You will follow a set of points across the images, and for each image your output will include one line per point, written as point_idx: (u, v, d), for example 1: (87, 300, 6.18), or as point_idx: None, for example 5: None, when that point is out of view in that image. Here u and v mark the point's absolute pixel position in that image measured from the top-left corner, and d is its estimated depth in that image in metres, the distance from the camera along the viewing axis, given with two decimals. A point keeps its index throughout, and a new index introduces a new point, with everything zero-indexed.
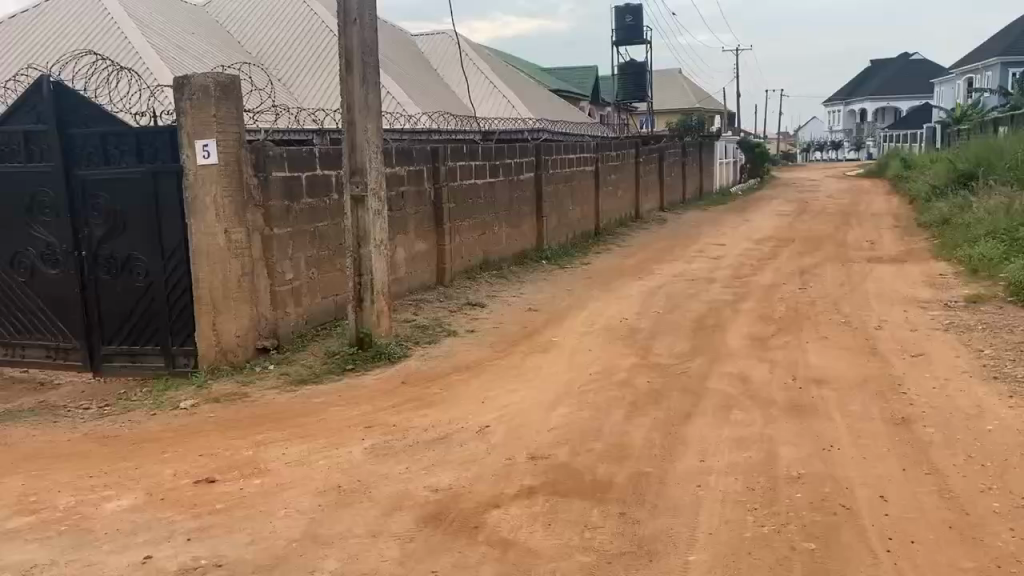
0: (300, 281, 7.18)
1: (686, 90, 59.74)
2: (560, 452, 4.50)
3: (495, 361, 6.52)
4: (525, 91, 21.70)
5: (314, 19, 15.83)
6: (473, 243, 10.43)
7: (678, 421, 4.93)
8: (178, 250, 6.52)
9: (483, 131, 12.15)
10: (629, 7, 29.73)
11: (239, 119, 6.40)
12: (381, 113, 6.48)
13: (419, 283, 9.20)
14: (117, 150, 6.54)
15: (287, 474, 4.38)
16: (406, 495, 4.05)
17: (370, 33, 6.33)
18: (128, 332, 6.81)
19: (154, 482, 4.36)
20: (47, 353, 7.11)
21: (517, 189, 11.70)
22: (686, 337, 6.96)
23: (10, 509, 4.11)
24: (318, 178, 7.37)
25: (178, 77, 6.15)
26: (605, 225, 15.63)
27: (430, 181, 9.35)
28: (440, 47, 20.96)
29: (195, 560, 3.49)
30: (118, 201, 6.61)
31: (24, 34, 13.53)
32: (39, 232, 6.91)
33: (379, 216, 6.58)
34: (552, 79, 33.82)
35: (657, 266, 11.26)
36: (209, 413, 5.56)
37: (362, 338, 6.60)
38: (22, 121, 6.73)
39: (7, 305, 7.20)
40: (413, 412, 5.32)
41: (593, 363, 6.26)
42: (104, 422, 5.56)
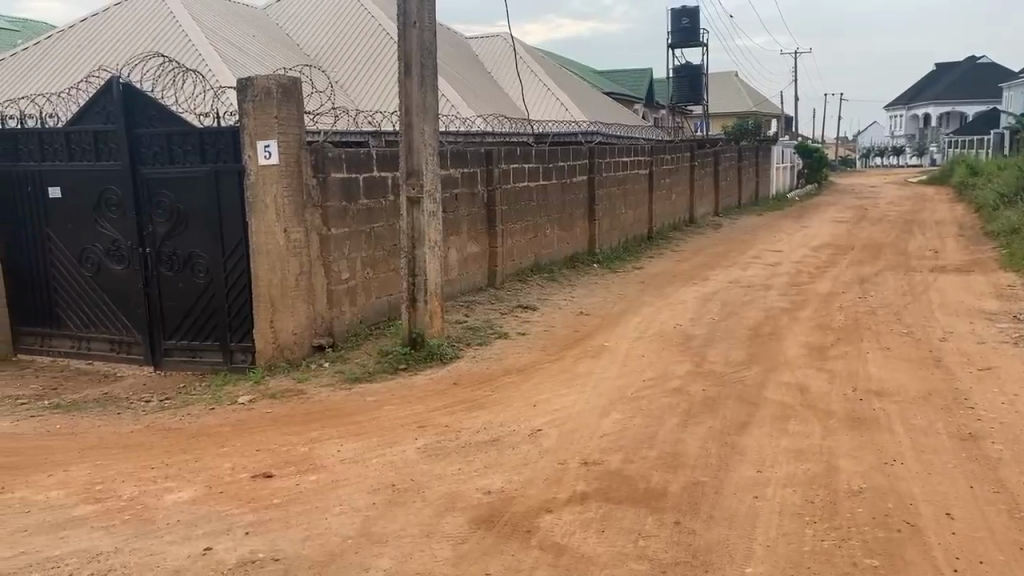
0: (356, 280, 7.27)
1: (742, 93, 58.90)
2: (613, 458, 4.47)
3: (546, 365, 6.51)
4: (578, 93, 21.65)
5: (371, 22, 16.06)
6: (525, 245, 10.44)
7: (734, 430, 4.86)
8: (238, 248, 6.66)
9: (536, 134, 12.16)
10: (686, 9, 29.46)
11: (299, 121, 6.50)
12: (439, 115, 6.53)
13: (471, 285, 9.25)
14: (181, 150, 6.69)
15: (342, 472, 4.44)
16: (459, 496, 4.07)
17: (429, 36, 6.39)
18: (188, 327, 6.99)
19: (213, 475, 4.46)
20: (112, 346, 7.36)
21: (570, 192, 11.67)
22: (742, 345, 6.85)
23: (77, 496, 4.25)
24: (375, 179, 7.46)
25: (242, 79, 6.28)
26: (658, 229, 15.49)
27: (484, 183, 9.39)
28: (494, 50, 21.05)
29: (253, 554, 3.55)
30: (181, 200, 6.78)
31: (94, 36, 14.00)
32: (106, 229, 7.15)
33: (434, 217, 6.62)
34: (606, 81, 33.67)
35: (711, 272, 11.11)
36: (265, 409, 5.66)
37: (415, 338, 6.64)
38: (92, 121, 6.96)
39: (74, 299, 7.46)
40: (465, 414, 5.34)
41: (646, 369, 6.20)
42: (165, 415, 5.71)
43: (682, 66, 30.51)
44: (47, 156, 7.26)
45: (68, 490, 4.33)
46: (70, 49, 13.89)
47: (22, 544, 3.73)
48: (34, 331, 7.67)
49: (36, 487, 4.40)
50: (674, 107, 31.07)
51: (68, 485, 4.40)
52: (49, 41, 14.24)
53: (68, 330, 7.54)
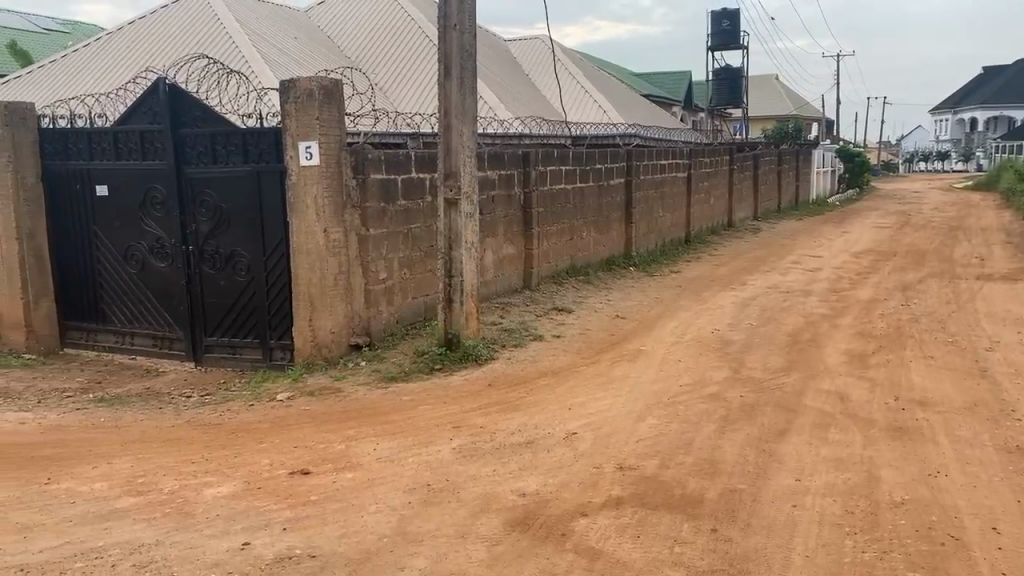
0: (393, 280, 7.33)
1: (783, 96, 58.20)
2: (650, 464, 4.44)
3: (582, 368, 6.49)
4: (616, 95, 21.57)
5: (411, 24, 16.20)
6: (561, 248, 10.42)
7: (772, 438, 4.80)
8: (279, 247, 6.75)
9: (574, 135, 12.14)
10: (726, 12, 29.21)
11: (340, 122, 6.57)
12: (478, 118, 6.54)
13: (507, 286, 9.27)
14: (225, 150, 6.80)
15: (378, 470, 4.47)
16: (494, 498, 4.07)
17: (469, 38, 6.40)
18: (228, 325, 7.11)
19: (251, 471, 4.53)
20: (154, 342, 7.51)
21: (607, 194, 11.63)
22: (780, 351, 6.76)
23: (119, 489, 4.34)
24: (414, 181, 7.51)
25: (284, 81, 6.37)
26: (695, 233, 15.36)
27: (521, 185, 9.40)
28: (532, 51, 21.06)
29: (290, 550, 3.59)
30: (224, 199, 6.89)
31: (140, 38, 14.30)
32: (151, 227, 7.29)
33: (471, 219, 6.64)
34: (644, 84, 33.51)
35: (750, 276, 10.99)
36: (303, 407, 5.72)
37: (451, 338, 6.68)
38: (139, 121, 7.11)
39: (118, 295, 7.62)
40: (500, 415, 5.35)
41: (683, 375, 6.15)
42: (205, 411, 5.81)
43: (721, 69, 30.23)
44: (95, 156, 7.42)
45: (111, 483, 4.43)
46: (117, 51, 14.21)
47: (67, 534, 3.82)
48: (80, 326, 7.84)
49: (81, 478, 4.50)
50: (713, 110, 30.80)
51: (111, 477, 4.50)
52: (98, 43, 14.58)
53: (112, 325, 7.70)
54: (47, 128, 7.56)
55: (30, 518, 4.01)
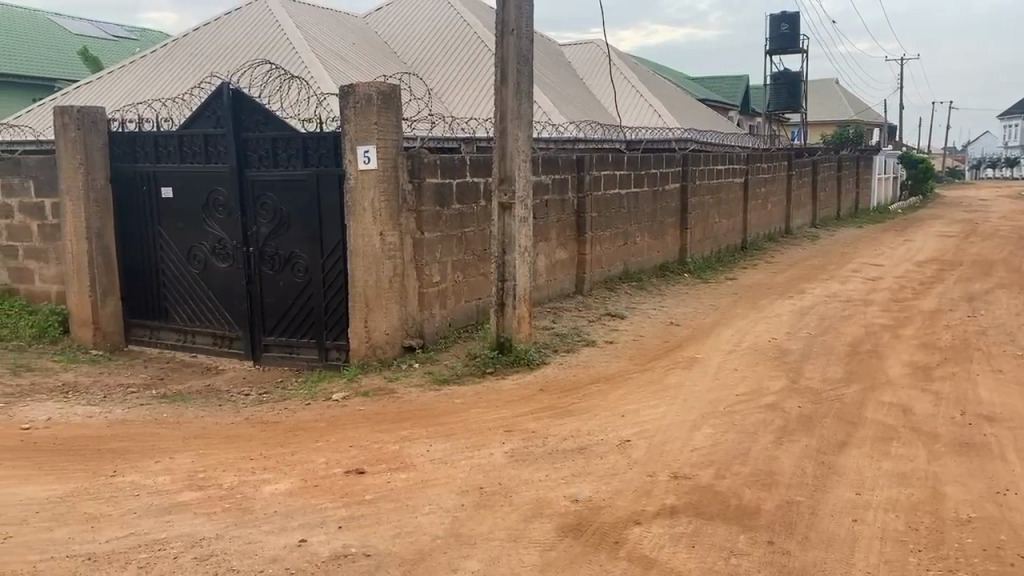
0: (447, 283, 7.38)
1: (843, 101, 57.01)
2: (704, 473, 4.39)
3: (635, 375, 6.43)
4: (671, 99, 21.41)
5: (467, 30, 16.32)
6: (615, 253, 10.37)
7: (831, 450, 4.69)
8: (336, 250, 6.86)
9: (629, 140, 12.08)
10: (786, 15, 28.69)
11: (398, 127, 6.65)
12: (533, 122, 6.54)
13: (559, 291, 9.26)
14: (285, 154, 6.96)
15: (432, 472, 4.50)
16: (547, 503, 4.07)
17: (526, 43, 6.42)
18: (286, 325, 7.25)
19: (308, 469, 4.60)
20: (214, 340, 7.70)
21: (662, 199, 11.54)
22: (840, 361, 6.61)
23: (182, 483, 4.46)
24: (468, 185, 7.55)
25: (344, 87, 6.48)
26: (752, 239, 15.13)
27: (575, 190, 9.38)
28: (587, 55, 21.04)
29: (345, 548, 3.64)
30: (284, 201, 7.04)
31: (205, 44, 14.69)
32: (213, 228, 7.49)
33: (525, 223, 6.66)
34: (700, 88, 33.18)
35: (808, 285, 10.77)
36: (357, 407, 5.80)
37: (504, 342, 6.69)
38: (203, 125, 7.32)
39: (181, 294, 7.83)
40: (552, 420, 5.33)
41: (739, 384, 6.05)
42: (263, 408, 5.93)
43: (780, 73, 29.76)
44: (161, 159, 7.66)
45: (173, 477, 4.55)
46: (182, 57, 14.63)
47: (131, 525, 3.94)
48: (144, 324, 8.08)
49: (145, 472, 4.64)
50: (771, 115, 30.32)
51: (173, 471, 4.63)
52: (165, 49, 15.04)
53: (174, 323, 7.92)
54: (117, 132, 7.82)
55: (96, 509, 4.14)
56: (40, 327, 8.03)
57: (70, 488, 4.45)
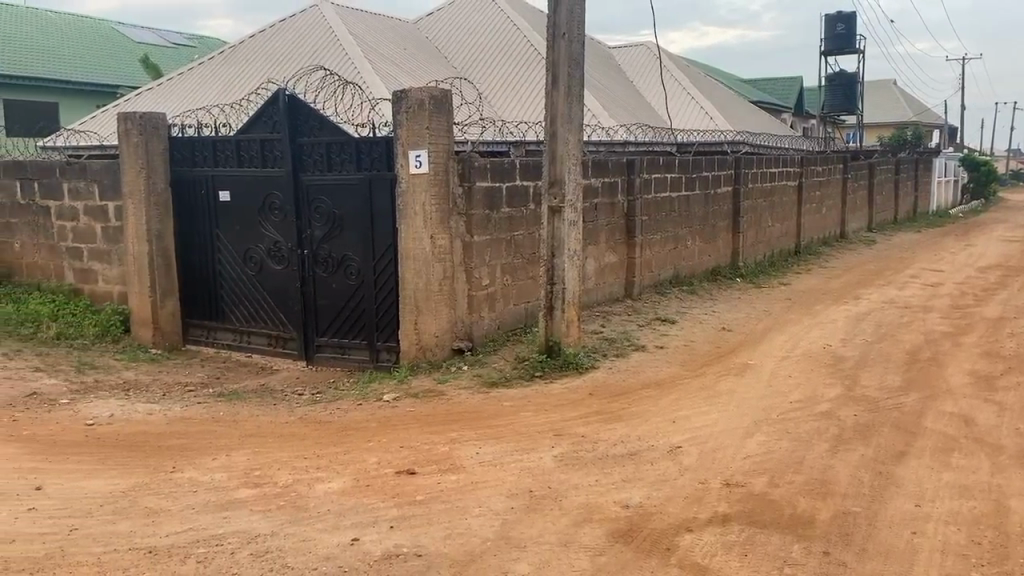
0: (495, 286, 7.41)
1: (900, 102, 55.65)
2: (757, 481, 4.33)
3: (686, 380, 6.37)
4: (723, 101, 21.15)
5: (517, 34, 16.37)
6: (665, 257, 10.29)
7: (888, 460, 4.58)
8: (388, 252, 6.95)
9: (680, 143, 11.97)
10: (842, 15, 28.11)
11: (448, 132, 6.71)
12: (584, 126, 6.53)
13: (607, 295, 9.22)
14: (339, 158, 7.07)
15: (481, 474, 4.53)
16: (597, 507, 4.05)
17: (578, 47, 6.41)
18: (339, 326, 7.37)
19: (360, 468, 4.67)
20: (269, 341, 7.86)
21: (714, 203, 11.41)
22: (898, 369, 6.44)
23: (239, 480, 4.57)
24: (518, 189, 7.57)
25: (396, 91, 6.55)
26: (806, 244, 14.86)
27: (625, 194, 9.34)
28: (638, 58, 20.93)
29: (397, 548, 3.68)
30: (337, 204, 7.15)
31: (260, 49, 15.00)
32: (268, 231, 7.65)
33: (574, 227, 6.65)
34: (752, 90, 32.68)
35: (864, 291, 10.52)
36: (408, 408, 5.86)
37: (552, 345, 6.70)
38: (260, 130, 7.48)
39: (237, 295, 8.01)
40: (602, 425, 5.31)
41: (793, 391, 5.95)
42: (316, 408, 6.03)
43: (835, 74, 29.16)
44: (220, 163, 7.85)
45: (230, 474, 4.66)
46: (239, 63, 14.96)
47: (190, 521, 4.04)
48: (201, 324, 8.28)
49: (203, 469, 4.76)
50: (826, 116, 29.72)
51: (230, 469, 4.74)
52: (222, 56, 15.41)
53: (230, 323, 8.10)
54: (177, 137, 8.05)
55: (157, 504, 4.27)
56: (103, 326, 8.30)
57: (133, 482, 4.59)
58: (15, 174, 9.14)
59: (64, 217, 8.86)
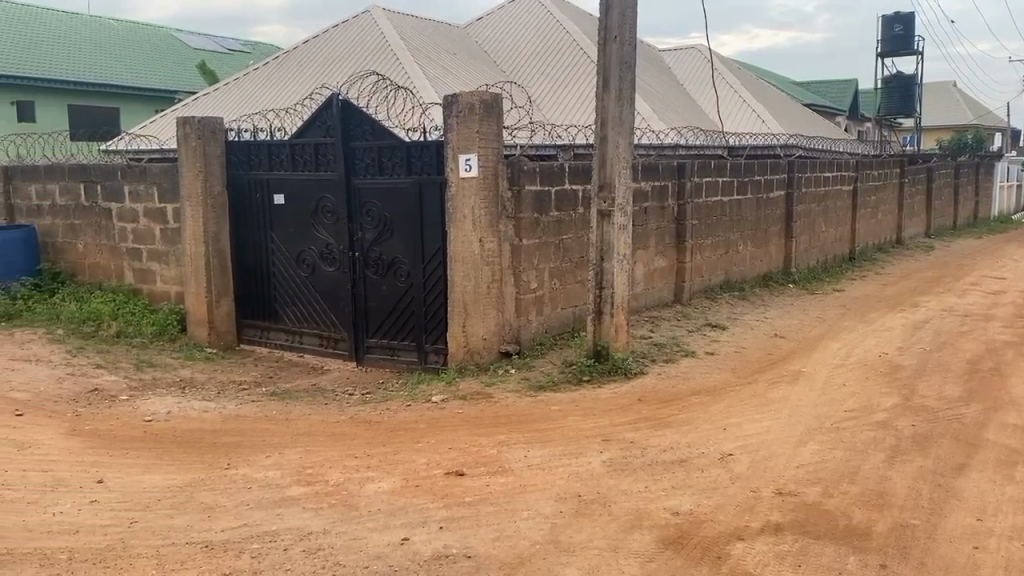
0: (544, 290, 7.42)
1: (961, 105, 54.12)
2: (811, 491, 4.25)
3: (737, 387, 6.28)
4: (776, 104, 20.86)
5: (566, 38, 16.38)
6: (716, 262, 10.17)
7: (949, 472, 4.46)
8: (437, 254, 7.02)
9: (731, 147, 11.83)
10: (900, 16, 27.45)
11: (499, 136, 6.74)
12: (634, 128, 6.48)
13: (657, 300, 9.15)
14: (390, 162, 7.16)
15: (530, 477, 4.54)
16: (647, 514, 4.03)
17: (630, 50, 6.37)
18: (389, 327, 7.46)
19: (410, 469, 4.72)
20: (321, 341, 8.00)
21: (767, 207, 11.25)
22: (958, 379, 6.27)
23: (291, 477, 4.65)
24: (567, 192, 7.56)
25: (448, 96, 6.61)
26: (860, 250, 14.55)
27: (675, 198, 9.27)
28: (689, 61, 20.74)
29: (446, 548, 3.71)
30: (388, 207, 7.24)
31: (313, 55, 15.24)
32: (321, 234, 7.78)
33: (624, 231, 6.61)
34: (806, 93, 32.13)
35: (923, 298, 10.26)
36: (456, 409, 5.91)
37: (600, 350, 6.67)
38: (314, 135, 7.61)
39: (290, 296, 8.16)
40: (651, 431, 5.27)
41: (848, 400, 5.82)
42: (366, 408, 6.11)
43: (892, 76, 28.51)
44: (275, 166, 8.01)
45: (282, 471, 4.75)
46: (292, 68, 15.23)
47: (244, 517, 4.12)
48: (255, 324, 8.45)
49: (256, 466, 4.86)
50: (883, 118, 29.05)
51: (282, 467, 4.82)
52: (276, 62, 15.72)
53: (283, 323, 8.25)
54: (234, 141, 8.23)
55: (213, 500, 4.37)
56: (160, 325, 8.51)
57: (189, 478, 4.70)
58: (79, 177, 9.44)
59: (125, 219, 9.13)
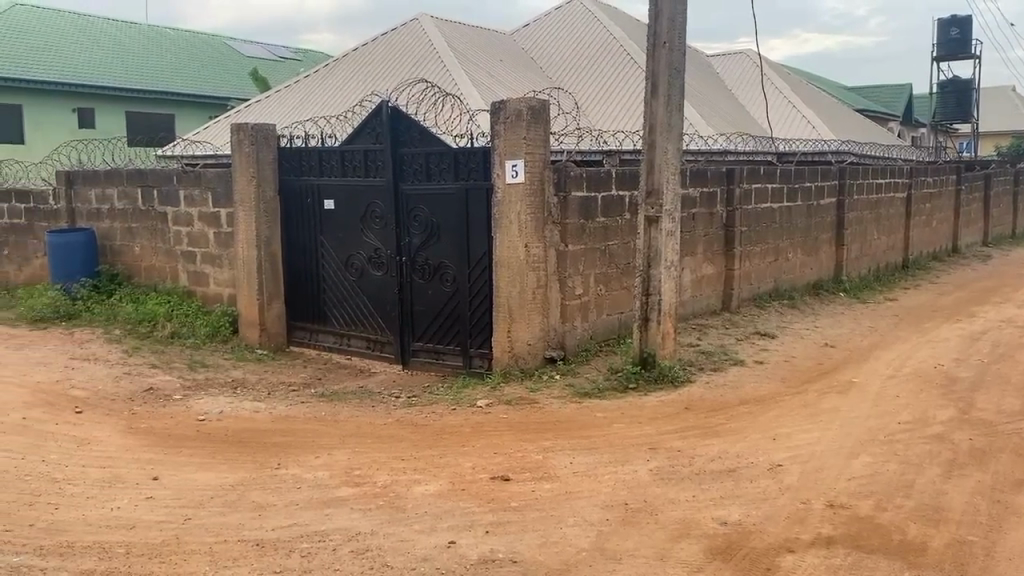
0: (589, 296, 7.40)
1: (1021, 109, 52.52)
2: (863, 504, 4.16)
3: (787, 397, 6.19)
4: (827, 110, 20.51)
5: (614, 43, 16.34)
6: (765, 269, 10.03)
7: (1008, 488, 4.33)
8: (483, 259, 7.06)
9: (780, 153, 11.67)
10: (956, 19, 26.78)
11: (546, 142, 6.75)
12: (683, 134, 6.44)
13: (704, 307, 9.07)
14: (438, 168, 7.23)
15: (576, 483, 4.54)
16: (694, 523, 3.99)
17: (679, 55, 6.33)
18: (435, 331, 7.52)
19: (456, 473, 4.75)
20: (368, 344, 8.10)
21: (817, 214, 11.07)
22: (1018, 393, 6.08)
23: (339, 478, 4.71)
24: (613, 198, 7.54)
25: (495, 102, 6.65)
26: (914, 258, 14.20)
27: (723, 204, 9.19)
28: (738, 66, 20.53)
29: (493, 553, 3.73)
30: (435, 213, 7.31)
31: (362, 62, 15.45)
32: (369, 239, 7.88)
33: (671, 237, 6.56)
34: (858, 98, 31.55)
35: (980, 308, 9.98)
36: (501, 414, 5.93)
37: (646, 358, 6.63)
38: (363, 141, 7.72)
39: (339, 299, 8.28)
40: (698, 440, 5.22)
41: (902, 412, 5.69)
42: (412, 411, 6.17)
43: (948, 81, 27.84)
44: (325, 172, 8.14)
45: (331, 472, 4.82)
46: (342, 75, 15.46)
47: (295, 516, 4.20)
48: (304, 326, 8.60)
49: (306, 466, 4.95)
50: (938, 124, 28.38)
51: (331, 467, 4.90)
52: (327, 69, 15.98)
53: (331, 326, 8.38)
54: (286, 147, 8.39)
55: (263, 499, 4.45)
56: (213, 326, 8.69)
57: (241, 477, 4.80)
58: (137, 181, 9.71)
59: (180, 222, 9.36)
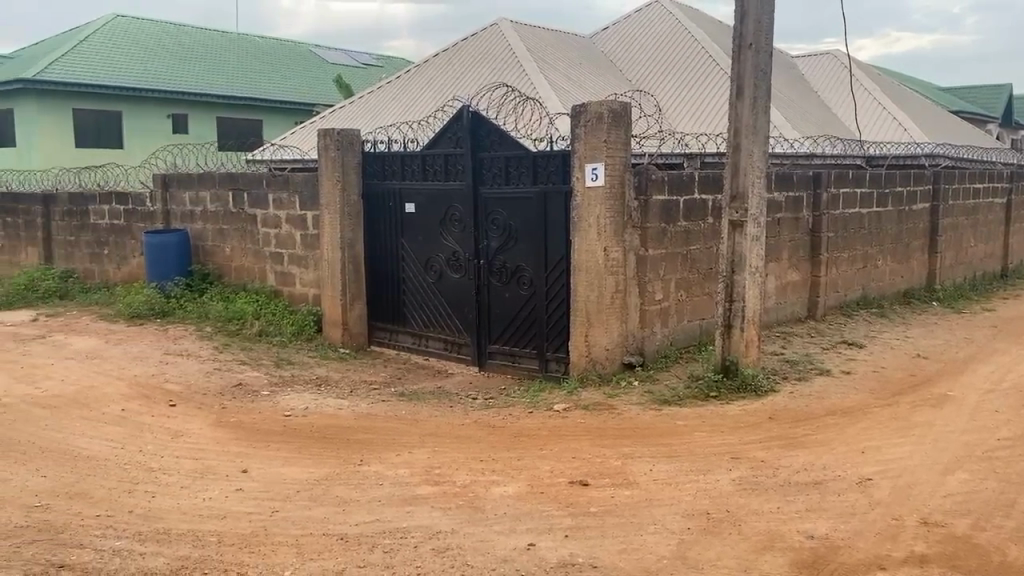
0: (669, 301, 7.33)
1: None
2: (960, 523, 3.99)
3: (876, 409, 5.98)
4: (921, 112, 19.73)
5: (695, 46, 16.11)
6: (853, 276, 9.71)
7: None
8: (561, 263, 7.06)
9: (869, 156, 11.29)
10: None
11: (626, 145, 6.70)
12: (770, 137, 6.29)
13: (788, 315, 8.84)
14: (517, 172, 7.27)
15: (656, 491, 4.49)
16: (779, 536, 3.90)
17: (766, 57, 6.20)
18: (512, 333, 7.56)
19: (534, 475, 4.77)
20: (445, 346, 8.20)
21: (909, 220, 10.66)
22: None
23: (420, 477, 4.79)
24: (695, 202, 7.44)
25: (576, 105, 6.64)
26: (1014, 266, 13.52)
27: (810, 210, 8.95)
28: (824, 67, 19.95)
29: (573, 557, 3.73)
30: (514, 216, 7.35)
31: (443, 67, 15.67)
32: (448, 241, 7.99)
33: (757, 243, 6.42)
34: (953, 99, 30.24)
35: None
36: (579, 419, 5.92)
37: (729, 365, 6.50)
38: (444, 145, 7.83)
39: (418, 301, 8.41)
40: (783, 451, 5.09)
41: (1001, 428, 5.42)
42: (489, 413, 6.22)
43: None
44: (407, 176, 8.29)
45: (411, 470, 4.90)
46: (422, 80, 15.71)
47: (377, 513, 4.29)
48: (384, 327, 8.76)
49: (387, 463, 5.05)
50: None
51: (412, 465, 4.99)
52: (408, 75, 16.27)
53: (410, 327, 8.52)
54: (370, 151, 8.58)
55: (347, 494, 4.57)
56: (299, 325, 8.95)
57: (325, 472, 4.94)
58: (228, 185, 10.10)
59: (268, 224, 9.68)
